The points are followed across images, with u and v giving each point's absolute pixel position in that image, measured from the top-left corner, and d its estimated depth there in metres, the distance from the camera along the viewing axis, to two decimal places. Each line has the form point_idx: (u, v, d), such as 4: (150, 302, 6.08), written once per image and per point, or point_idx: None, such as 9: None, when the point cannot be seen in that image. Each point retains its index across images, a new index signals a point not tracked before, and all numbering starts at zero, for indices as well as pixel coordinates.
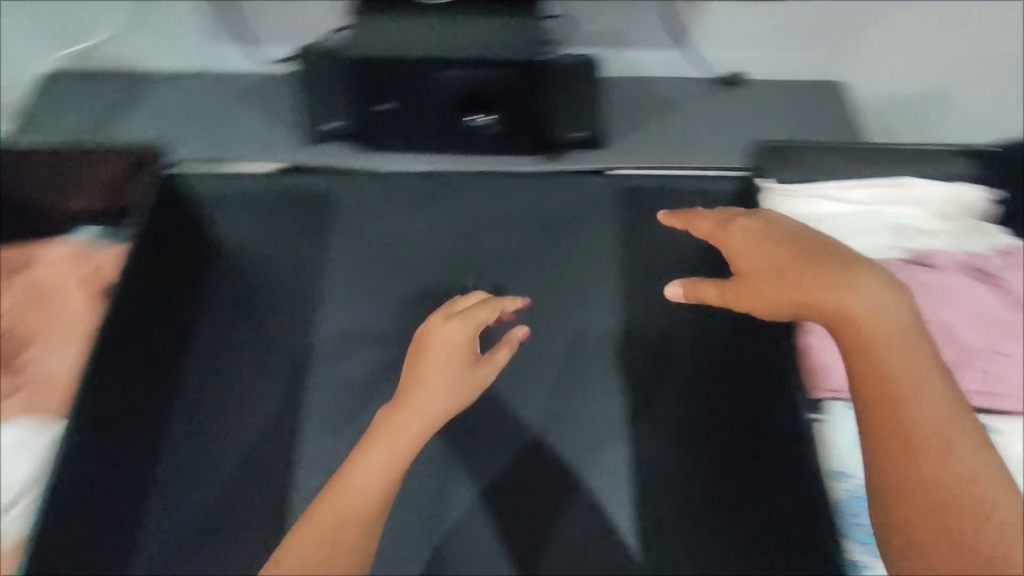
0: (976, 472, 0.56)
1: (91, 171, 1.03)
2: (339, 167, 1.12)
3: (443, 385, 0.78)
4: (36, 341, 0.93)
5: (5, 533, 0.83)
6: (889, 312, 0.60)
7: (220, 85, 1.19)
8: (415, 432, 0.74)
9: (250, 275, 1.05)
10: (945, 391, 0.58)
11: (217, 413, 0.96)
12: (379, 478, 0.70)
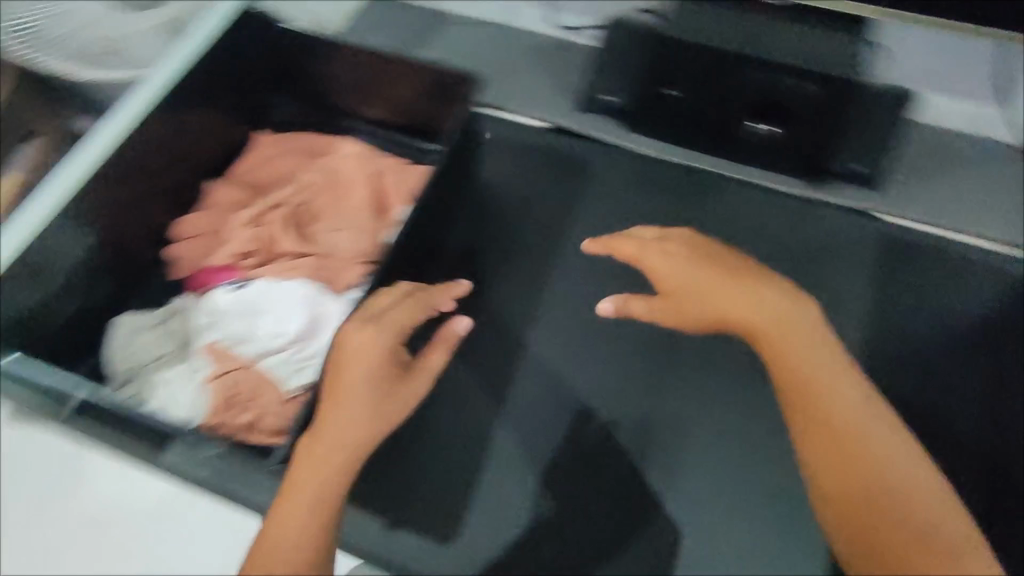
0: (901, 469, 0.63)
1: (396, 83, 1.12)
2: (602, 140, 1.16)
3: (367, 408, 0.74)
4: (320, 217, 1.04)
5: (285, 374, 0.90)
6: (792, 313, 0.69)
7: (510, 38, 1.27)
8: (353, 453, 0.71)
9: (500, 214, 1.12)
10: (857, 391, 0.66)
11: (462, 322, 1.03)
12: (314, 490, 0.68)
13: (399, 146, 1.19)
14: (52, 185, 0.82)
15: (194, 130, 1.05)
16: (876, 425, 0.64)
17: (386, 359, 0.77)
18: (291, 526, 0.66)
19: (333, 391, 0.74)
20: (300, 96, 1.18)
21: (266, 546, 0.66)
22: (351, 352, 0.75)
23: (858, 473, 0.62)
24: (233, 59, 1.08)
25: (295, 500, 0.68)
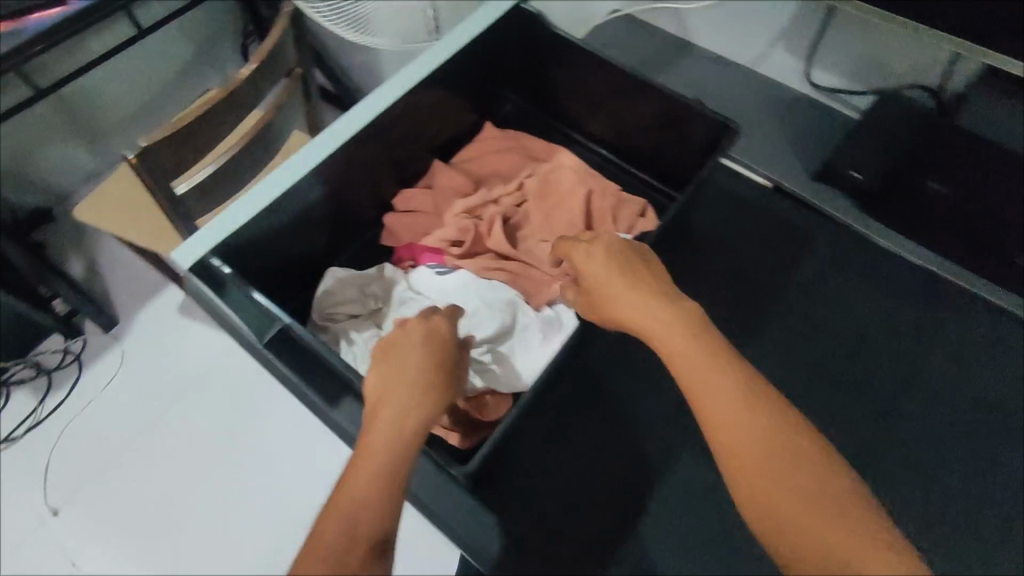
0: (765, 462, 0.56)
1: (641, 107, 1.08)
2: (837, 216, 1.10)
3: (418, 390, 0.68)
4: (528, 225, 1.04)
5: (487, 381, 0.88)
6: (626, 291, 0.70)
7: (753, 85, 1.24)
8: (398, 446, 0.64)
9: (706, 263, 1.09)
10: (722, 372, 0.61)
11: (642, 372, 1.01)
12: (382, 464, 0.62)
13: (618, 170, 1.19)
14: (318, 150, 0.93)
15: (438, 109, 1.09)
16: (807, 471, 0.55)
17: (432, 350, 0.72)
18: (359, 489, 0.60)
19: (384, 377, 0.70)
20: (536, 97, 1.21)
21: (338, 507, 0.59)
22: (398, 343, 0.72)
23: (813, 536, 0.52)
24: (493, 50, 1.10)
25: (368, 464, 0.62)
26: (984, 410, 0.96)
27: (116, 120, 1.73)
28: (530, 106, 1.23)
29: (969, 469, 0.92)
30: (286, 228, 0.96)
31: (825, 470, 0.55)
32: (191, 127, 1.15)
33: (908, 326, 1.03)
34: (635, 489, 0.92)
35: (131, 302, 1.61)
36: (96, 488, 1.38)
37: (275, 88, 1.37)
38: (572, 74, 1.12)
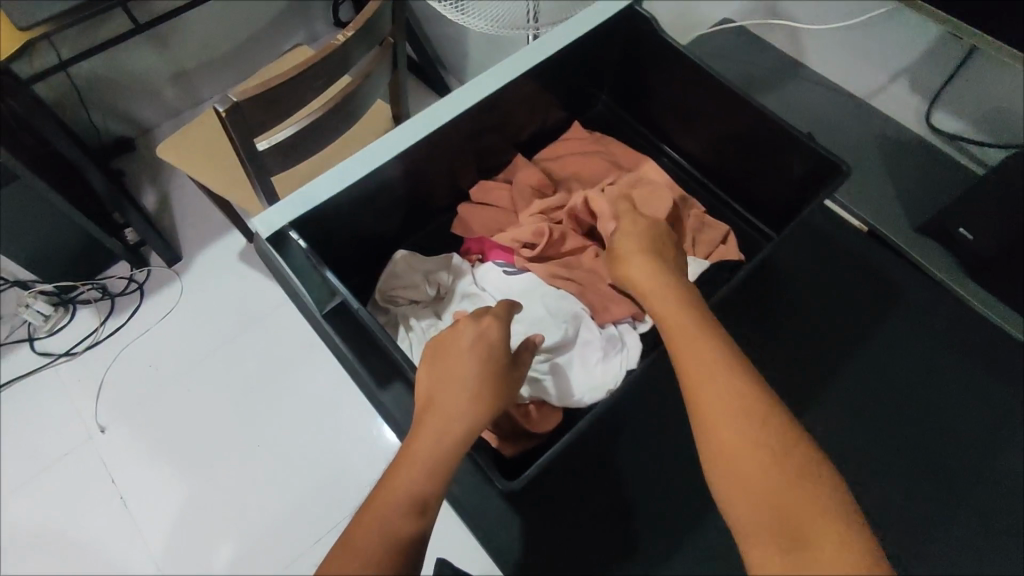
0: (753, 448, 0.53)
1: (741, 132, 1.01)
2: (930, 274, 1.06)
3: (470, 392, 0.65)
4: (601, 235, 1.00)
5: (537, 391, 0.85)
6: (654, 278, 0.71)
7: (857, 118, 1.17)
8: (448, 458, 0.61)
9: (773, 299, 1.09)
10: (720, 350, 0.60)
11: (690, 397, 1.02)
12: (427, 460, 0.60)
13: (701, 187, 1.15)
14: (405, 134, 0.91)
15: (533, 105, 1.06)
16: (777, 449, 0.52)
17: (484, 349, 0.67)
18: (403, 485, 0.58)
19: (438, 379, 0.67)
20: (630, 102, 1.16)
21: (381, 499, 0.57)
22: (450, 343, 0.69)
23: (749, 495, 0.51)
24: (595, 50, 1.05)
25: (412, 463, 0.60)
26: None
27: (203, 59, 1.74)
28: (621, 109, 1.19)
29: (1002, 547, 0.92)
30: (364, 208, 0.95)
31: (779, 436, 0.53)
32: (283, 88, 1.15)
33: (969, 398, 1.01)
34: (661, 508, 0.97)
35: (194, 242, 1.63)
36: (142, 418, 1.43)
37: (364, 54, 1.36)
38: (674, 88, 1.07)
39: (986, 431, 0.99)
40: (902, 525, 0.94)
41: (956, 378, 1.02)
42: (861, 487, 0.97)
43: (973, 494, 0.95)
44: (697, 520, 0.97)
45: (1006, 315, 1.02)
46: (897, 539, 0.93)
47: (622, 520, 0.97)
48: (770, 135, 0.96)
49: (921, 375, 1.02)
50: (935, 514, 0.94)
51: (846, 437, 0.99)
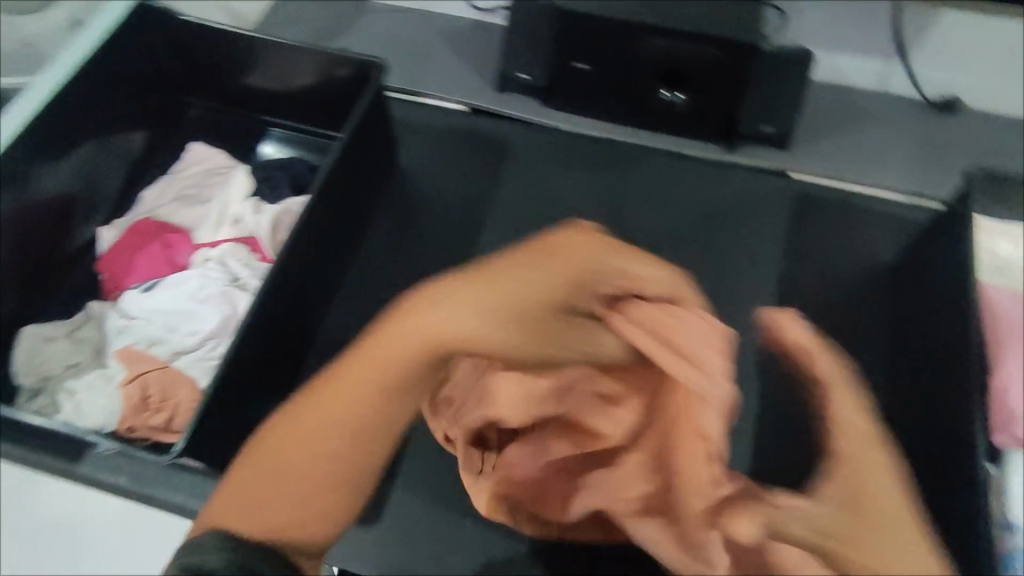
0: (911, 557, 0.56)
1: (304, 71, 1.09)
2: (524, 118, 1.18)
3: (462, 309, 0.66)
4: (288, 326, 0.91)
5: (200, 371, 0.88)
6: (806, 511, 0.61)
7: (429, 24, 1.29)
8: (405, 366, 0.64)
9: (421, 198, 1.12)
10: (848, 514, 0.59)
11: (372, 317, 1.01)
12: (390, 366, 0.64)
13: (315, 138, 1.19)
14: None
15: (87, 130, 1.02)
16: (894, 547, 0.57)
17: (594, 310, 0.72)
18: (392, 368, 0.63)
19: (455, 316, 0.65)
20: (212, 93, 1.17)
21: (376, 357, 0.64)
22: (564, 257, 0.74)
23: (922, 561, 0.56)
24: (128, 59, 1.06)
25: (341, 382, 0.62)
26: (689, 242, 1.07)
27: None
28: (212, 104, 1.19)
29: None
30: None
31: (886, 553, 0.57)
32: None
33: (607, 192, 1.12)
34: None
35: None
36: None
37: None
38: (235, 62, 1.11)
39: (626, 210, 1.10)
40: None
41: (592, 179, 1.13)
42: None
43: (644, 264, 1.05)
44: None
45: (592, 122, 1.17)
46: None
47: None
48: (323, 60, 1.06)
49: (574, 188, 1.12)
50: None
51: None
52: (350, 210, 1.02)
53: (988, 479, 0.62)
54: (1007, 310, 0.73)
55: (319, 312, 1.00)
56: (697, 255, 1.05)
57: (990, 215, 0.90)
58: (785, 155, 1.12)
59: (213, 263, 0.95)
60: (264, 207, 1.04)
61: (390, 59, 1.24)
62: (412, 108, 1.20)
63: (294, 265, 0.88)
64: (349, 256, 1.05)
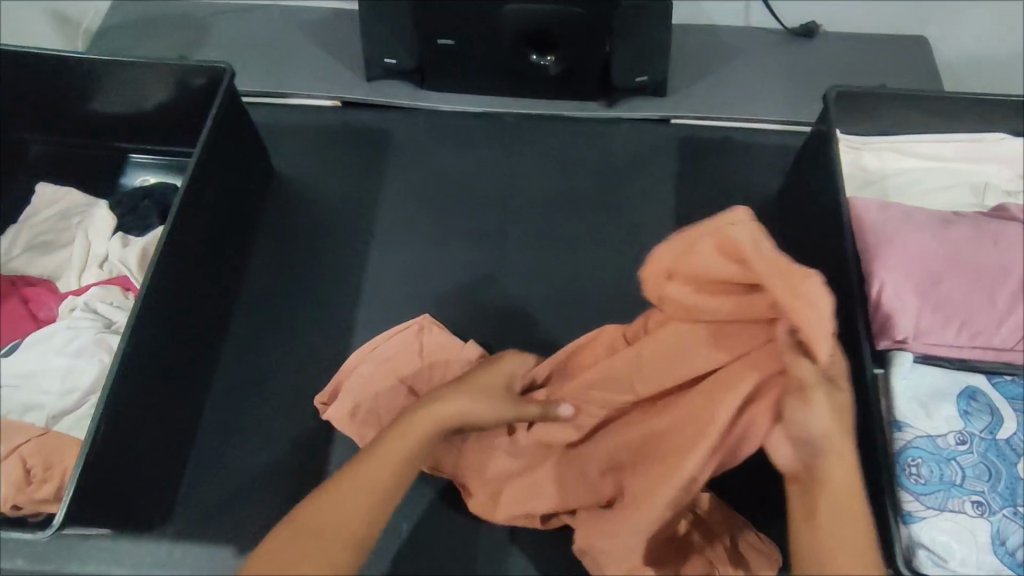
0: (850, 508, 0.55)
1: (147, 89, 1.00)
2: (399, 104, 1.13)
3: (454, 411, 0.68)
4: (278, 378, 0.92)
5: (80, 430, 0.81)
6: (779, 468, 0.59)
7: (286, 18, 1.21)
8: (396, 477, 0.61)
9: (304, 204, 1.07)
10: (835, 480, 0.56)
11: (270, 338, 0.96)
12: (401, 458, 0.62)
13: (181, 159, 1.11)
14: None
15: None
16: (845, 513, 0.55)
17: (751, 277, 0.60)
18: (404, 445, 0.63)
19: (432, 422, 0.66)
20: (53, 126, 1.06)
21: (374, 460, 0.61)
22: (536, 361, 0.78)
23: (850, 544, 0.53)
24: None
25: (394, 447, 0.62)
26: (583, 204, 1.06)
27: None
28: (57, 138, 1.08)
29: (586, 251, 1.03)
30: None
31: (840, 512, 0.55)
32: None
33: (495, 167, 1.09)
34: (317, 450, 0.89)
35: None
36: None
37: None
38: (67, 89, 1.00)
39: (517, 183, 1.08)
40: (515, 301, 0.99)
41: (478, 156, 1.10)
42: (475, 290, 1.00)
43: (542, 234, 1.04)
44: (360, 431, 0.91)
45: (471, 98, 1.14)
46: (515, 314, 0.98)
47: (287, 489, 0.87)
48: (166, 75, 0.97)
49: (462, 168, 1.10)
50: (529, 272, 1.01)
51: (430, 267, 1.02)
52: (225, 230, 0.95)
53: (874, 386, 0.65)
54: (874, 218, 0.73)
55: (211, 341, 0.93)
56: (593, 215, 1.05)
57: (852, 134, 0.94)
58: (664, 103, 1.12)
59: (80, 311, 0.86)
60: (132, 240, 0.96)
61: (249, 61, 1.16)
62: (280, 112, 1.14)
63: (165, 299, 0.82)
64: (235, 277, 0.99)
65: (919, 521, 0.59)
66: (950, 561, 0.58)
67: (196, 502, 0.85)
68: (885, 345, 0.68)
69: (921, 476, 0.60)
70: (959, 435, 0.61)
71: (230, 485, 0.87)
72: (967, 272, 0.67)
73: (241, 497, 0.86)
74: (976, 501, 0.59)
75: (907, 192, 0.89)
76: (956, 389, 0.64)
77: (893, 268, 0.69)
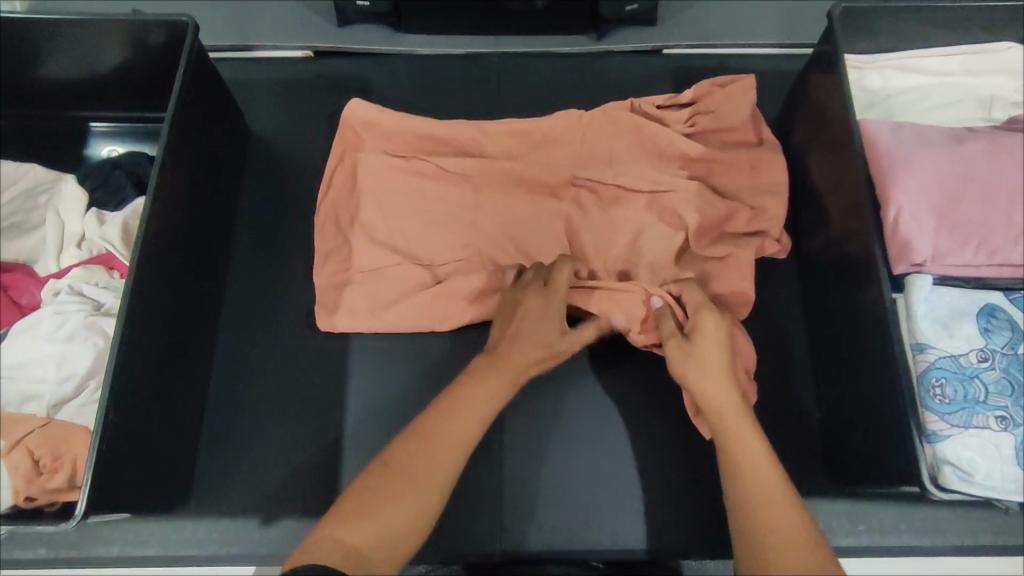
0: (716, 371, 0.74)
1: (101, 50, 0.92)
2: (378, 51, 1.07)
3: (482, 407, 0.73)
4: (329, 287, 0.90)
5: (83, 416, 0.78)
6: (710, 359, 0.75)
7: None
8: (455, 456, 0.69)
9: (286, 162, 1.01)
10: (717, 337, 0.76)
11: (269, 306, 0.92)
12: (444, 449, 0.69)
13: (148, 125, 1.04)
14: None
15: None
16: (724, 368, 0.74)
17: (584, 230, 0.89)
18: (447, 438, 0.69)
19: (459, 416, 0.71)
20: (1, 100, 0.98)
21: (429, 437, 0.69)
22: (354, 123, 0.94)
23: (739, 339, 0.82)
24: None
25: (444, 438, 0.69)
26: None
27: None
28: (10, 112, 1.01)
29: None
30: None
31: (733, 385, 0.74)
32: None
33: (484, 111, 1.04)
34: (337, 412, 0.87)
35: None
36: None
37: None
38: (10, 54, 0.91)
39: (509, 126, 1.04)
40: None
41: (466, 101, 1.05)
42: None
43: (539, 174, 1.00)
44: (374, 392, 0.88)
45: (453, 39, 1.08)
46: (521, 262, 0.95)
47: (304, 452, 0.86)
48: (120, 35, 0.89)
49: (450, 116, 1.04)
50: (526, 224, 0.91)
51: None
52: (208, 197, 0.90)
53: (895, 309, 0.66)
54: (887, 139, 0.71)
55: (207, 316, 0.90)
56: None
57: (855, 53, 0.90)
58: (655, 31, 1.07)
59: (65, 295, 0.82)
60: (107, 217, 0.91)
61: (209, 11, 1.07)
62: (250, 66, 1.07)
63: (156, 278, 0.78)
64: (225, 244, 0.95)
65: (942, 438, 0.61)
66: (975, 475, 0.60)
67: (216, 477, 0.85)
68: (902, 271, 0.67)
69: (944, 395, 0.61)
70: (981, 352, 0.62)
71: (248, 457, 0.85)
72: (982, 190, 0.66)
73: (260, 466, 0.85)
74: (1000, 416, 0.60)
75: (912, 112, 0.87)
76: (976, 308, 0.64)
77: (908, 193, 0.67)
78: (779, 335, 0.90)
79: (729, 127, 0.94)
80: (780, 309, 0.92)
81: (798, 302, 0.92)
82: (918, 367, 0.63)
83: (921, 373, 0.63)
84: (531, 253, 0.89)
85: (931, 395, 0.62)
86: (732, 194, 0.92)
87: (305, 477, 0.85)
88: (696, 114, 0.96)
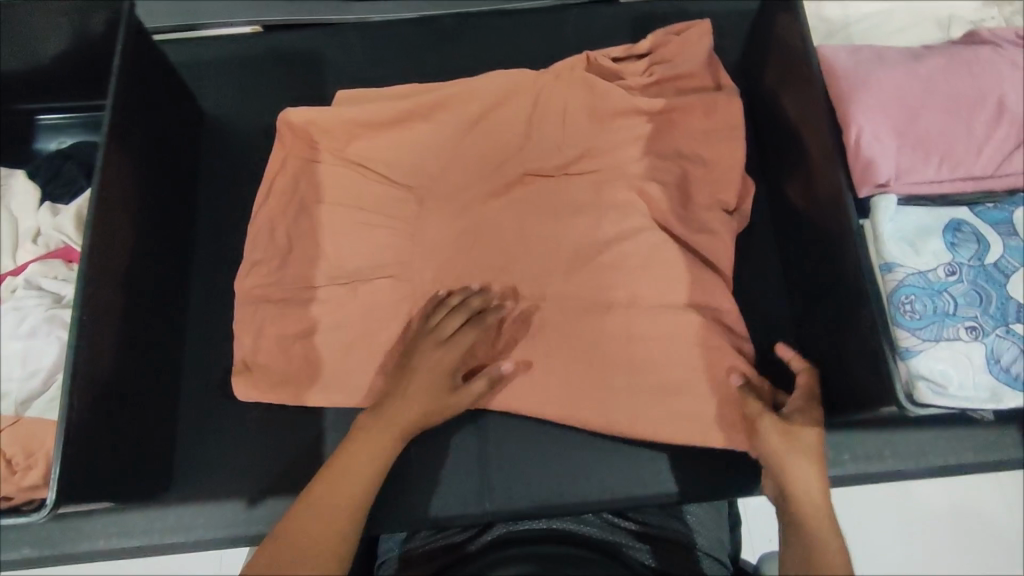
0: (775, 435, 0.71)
1: (35, 38, 0.88)
2: (327, 21, 1.04)
3: (389, 433, 0.70)
4: (297, 263, 0.88)
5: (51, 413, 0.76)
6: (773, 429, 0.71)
7: None
8: (362, 493, 0.66)
9: (245, 141, 0.99)
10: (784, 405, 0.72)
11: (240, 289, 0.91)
12: (350, 488, 0.65)
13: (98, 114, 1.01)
14: None
15: None
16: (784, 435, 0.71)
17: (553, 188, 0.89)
18: (351, 478, 0.66)
19: (358, 455, 0.68)
20: None
21: (325, 481, 0.65)
22: (297, 128, 0.91)
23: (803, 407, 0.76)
24: None
25: (345, 475, 0.66)
26: None
27: None
28: None
29: None
30: None
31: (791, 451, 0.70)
32: None
33: (443, 75, 1.02)
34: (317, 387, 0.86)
35: None
36: None
37: None
38: None
39: None
40: None
41: (423, 67, 1.03)
42: None
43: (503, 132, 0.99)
44: None
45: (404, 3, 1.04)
46: None
47: (289, 428, 0.85)
48: (57, 20, 0.86)
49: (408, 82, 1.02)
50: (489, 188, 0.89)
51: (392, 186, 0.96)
52: (162, 183, 0.88)
53: (861, 232, 0.67)
54: (845, 64, 0.70)
55: (176, 303, 0.88)
56: None
57: None
58: None
59: (22, 290, 0.80)
60: (62, 209, 0.88)
61: None
62: (198, 47, 1.03)
63: (112, 263, 0.76)
64: (189, 231, 0.93)
65: (915, 355, 0.61)
66: (949, 387, 0.60)
67: (201, 461, 0.84)
68: (867, 193, 0.67)
69: (916, 313, 0.62)
70: (948, 267, 0.62)
71: (232, 440, 0.85)
72: (940, 106, 0.65)
73: (245, 446, 0.84)
74: (971, 327, 0.60)
75: (870, 38, 0.86)
76: (941, 225, 0.64)
77: (868, 116, 0.67)
78: (754, 276, 0.90)
79: (690, 72, 0.93)
80: (753, 252, 0.92)
81: (772, 244, 0.92)
82: (888, 289, 0.63)
83: (889, 294, 0.63)
84: (499, 213, 0.88)
85: (901, 314, 0.62)
86: (698, 137, 0.91)
87: (289, 455, 0.84)
88: (654, 65, 0.95)
